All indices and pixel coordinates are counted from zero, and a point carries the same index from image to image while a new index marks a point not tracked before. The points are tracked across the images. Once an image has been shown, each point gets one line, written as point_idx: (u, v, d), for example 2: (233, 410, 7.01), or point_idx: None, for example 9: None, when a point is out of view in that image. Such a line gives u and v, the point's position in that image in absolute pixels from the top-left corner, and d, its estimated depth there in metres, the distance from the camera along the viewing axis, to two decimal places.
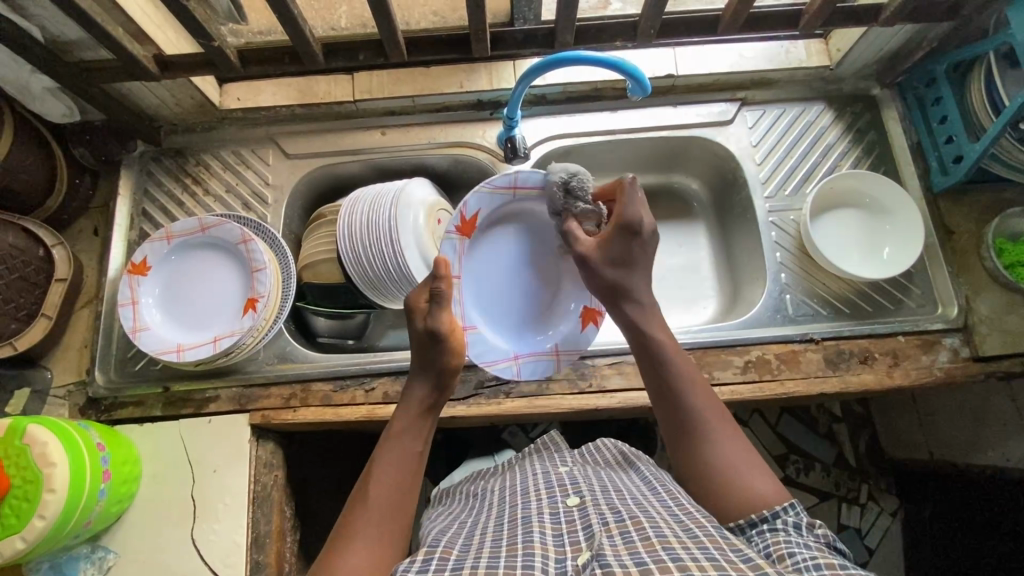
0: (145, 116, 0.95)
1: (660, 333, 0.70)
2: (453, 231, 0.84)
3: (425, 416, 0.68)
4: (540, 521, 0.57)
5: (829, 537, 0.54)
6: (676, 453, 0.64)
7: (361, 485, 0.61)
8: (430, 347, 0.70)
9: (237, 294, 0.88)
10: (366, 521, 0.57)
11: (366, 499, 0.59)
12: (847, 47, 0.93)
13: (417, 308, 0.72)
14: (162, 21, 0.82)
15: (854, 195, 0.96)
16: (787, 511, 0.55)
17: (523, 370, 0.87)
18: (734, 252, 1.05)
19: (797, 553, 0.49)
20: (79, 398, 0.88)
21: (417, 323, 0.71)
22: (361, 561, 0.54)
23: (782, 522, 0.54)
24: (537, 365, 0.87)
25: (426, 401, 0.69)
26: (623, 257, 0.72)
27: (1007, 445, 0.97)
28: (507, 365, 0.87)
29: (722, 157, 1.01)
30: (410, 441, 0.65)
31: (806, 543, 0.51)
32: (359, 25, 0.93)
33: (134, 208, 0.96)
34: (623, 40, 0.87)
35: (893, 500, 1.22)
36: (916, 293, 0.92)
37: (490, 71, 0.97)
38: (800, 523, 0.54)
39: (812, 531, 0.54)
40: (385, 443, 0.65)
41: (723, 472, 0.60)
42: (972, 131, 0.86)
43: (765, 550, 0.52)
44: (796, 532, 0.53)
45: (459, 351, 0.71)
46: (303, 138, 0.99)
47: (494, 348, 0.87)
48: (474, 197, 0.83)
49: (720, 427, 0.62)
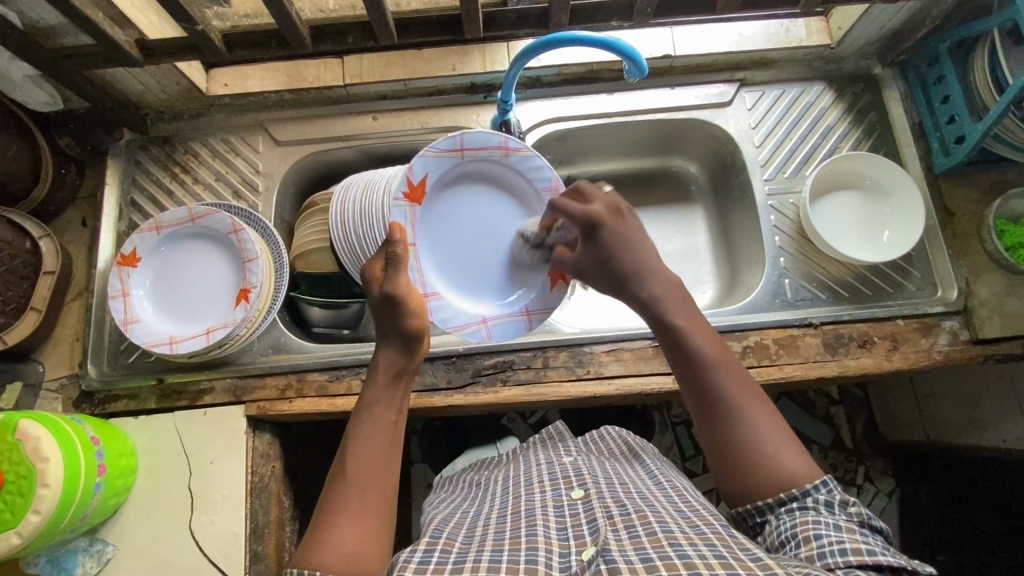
0: (130, 103, 0.93)
1: (687, 322, 0.64)
2: (400, 198, 0.79)
3: (395, 382, 0.63)
4: (544, 515, 0.56)
5: (863, 515, 0.53)
6: (704, 432, 0.60)
7: (339, 464, 0.57)
8: (387, 313, 0.65)
9: (230, 286, 0.87)
10: (351, 498, 0.54)
11: (347, 476, 0.56)
12: (847, 25, 0.91)
13: (371, 277, 0.67)
14: (144, 6, 0.80)
15: (855, 178, 0.94)
16: (820, 488, 0.54)
17: (494, 332, 0.84)
18: (733, 234, 1.04)
19: (824, 536, 0.50)
20: (72, 392, 0.87)
21: (372, 290, 0.66)
22: (348, 538, 0.52)
23: (812, 501, 0.54)
24: (508, 326, 0.85)
25: (394, 368, 0.64)
26: (600, 255, 0.69)
27: (1005, 426, 0.97)
28: (477, 329, 0.83)
29: (721, 139, 1.00)
30: (381, 410, 0.61)
31: (836, 524, 0.51)
32: (347, 6, 0.91)
33: (122, 199, 0.94)
34: (619, 20, 0.84)
35: (889, 481, 1.21)
36: (916, 276, 0.91)
37: (483, 53, 0.95)
38: (833, 501, 0.53)
39: (844, 509, 0.53)
40: (357, 416, 0.61)
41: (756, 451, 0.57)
42: (975, 111, 0.85)
43: (791, 530, 0.52)
44: (827, 511, 0.53)
45: (418, 314, 0.66)
46: (293, 124, 0.97)
47: (460, 316, 0.83)
48: (419, 160, 0.78)
49: (750, 400, 0.59)
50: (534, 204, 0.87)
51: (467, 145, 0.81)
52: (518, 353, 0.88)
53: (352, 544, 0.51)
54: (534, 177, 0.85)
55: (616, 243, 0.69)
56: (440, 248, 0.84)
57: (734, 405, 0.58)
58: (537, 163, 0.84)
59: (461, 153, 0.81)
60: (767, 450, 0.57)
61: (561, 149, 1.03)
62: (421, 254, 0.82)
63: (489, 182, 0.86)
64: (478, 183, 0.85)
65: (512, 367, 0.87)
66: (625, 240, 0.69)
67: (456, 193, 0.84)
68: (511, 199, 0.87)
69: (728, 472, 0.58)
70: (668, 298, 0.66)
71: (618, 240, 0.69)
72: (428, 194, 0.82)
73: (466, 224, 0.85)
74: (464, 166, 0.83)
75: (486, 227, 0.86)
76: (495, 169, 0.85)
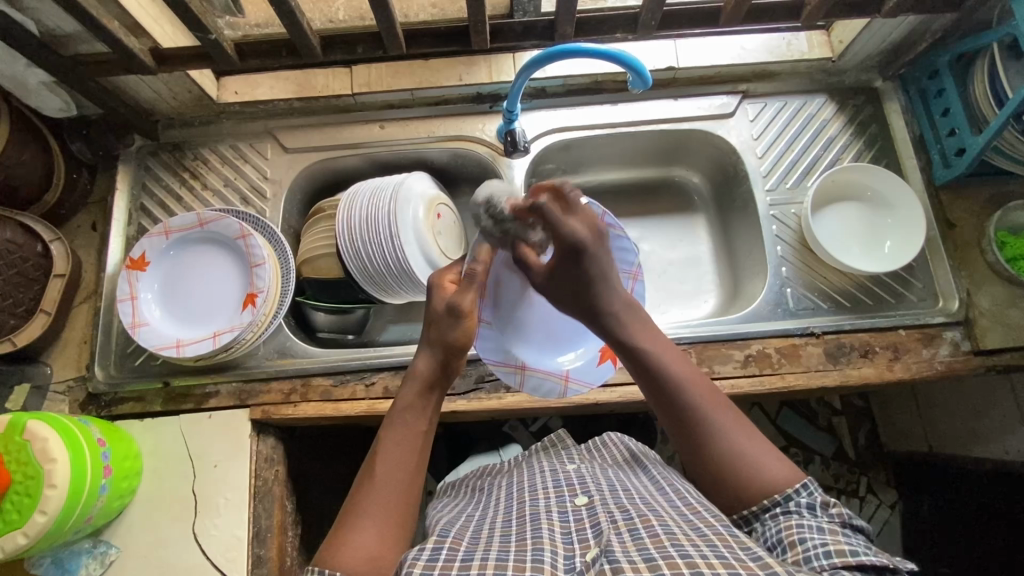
0: (142, 110, 0.94)
1: (650, 344, 0.65)
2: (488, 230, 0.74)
3: (428, 393, 0.63)
4: (549, 519, 0.57)
5: (843, 515, 0.54)
6: (687, 462, 0.60)
7: (367, 468, 0.58)
8: (441, 324, 0.67)
9: (237, 290, 0.88)
10: (374, 500, 0.55)
11: (372, 479, 0.56)
12: (849, 39, 0.93)
13: (440, 286, 0.70)
14: (159, 15, 0.81)
15: (855, 189, 0.95)
16: (800, 492, 0.55)
17: (527, 382, 0.82)
18: (735, 243, 1.05)
19: (809, 540, 0.50)
20: (79, 394, 0.88)
21: (435, 299, 0.69)
22: (371, 541, 0.52)
23: (793, 505, 0.54)
24: (543, 385, 0.82)
25: (429, 378, 0.64)
26: (573, 279, 0.66)
27: (1007, 438, 0.97)
28: (512, 373, 0.81)
29: (723, 150, 1.01)
30: (413, 419, 0.61)
31: (818, 526, 0.51)
32: (357, 17, 0.93)
33: (132, 203, 0.95)
34: (624, 32, 0.86)
35: (892, 492, 1.23)
36: (917, 287, 0.91)
37: (489, 64, 0.96)
38: (814, 503, 0.54)
39: (825, 510, 0.54)
40: (389, 422, 0.61)
41: (729, 462, 0.57)
42: (975, 124, 0.86)
43: (776, 536, 0.52)
44: (809, 514, 0.53)
45: (463, 326, 0.67)
46: (302, 131, 0.98)
47: (500, 351, 0.81)
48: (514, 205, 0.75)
49: (722, 418, 0.59)
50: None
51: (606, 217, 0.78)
52: None
53: (371, 548, 0.51)
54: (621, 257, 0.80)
55: (592, 269, 0.66)
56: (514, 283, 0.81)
57: (702, 423, 0.59)
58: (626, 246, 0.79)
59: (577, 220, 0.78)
60: (742, 466, 0.57)
61: (564, 159, 1.04)
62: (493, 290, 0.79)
63: None
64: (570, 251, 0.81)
65: None
66: (608, 265, 0.66)
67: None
68: None
69: (710, 491, 0.59)
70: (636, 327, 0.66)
71: (597, 267, 0.66)
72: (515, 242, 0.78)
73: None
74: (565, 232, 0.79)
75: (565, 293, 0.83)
76: None
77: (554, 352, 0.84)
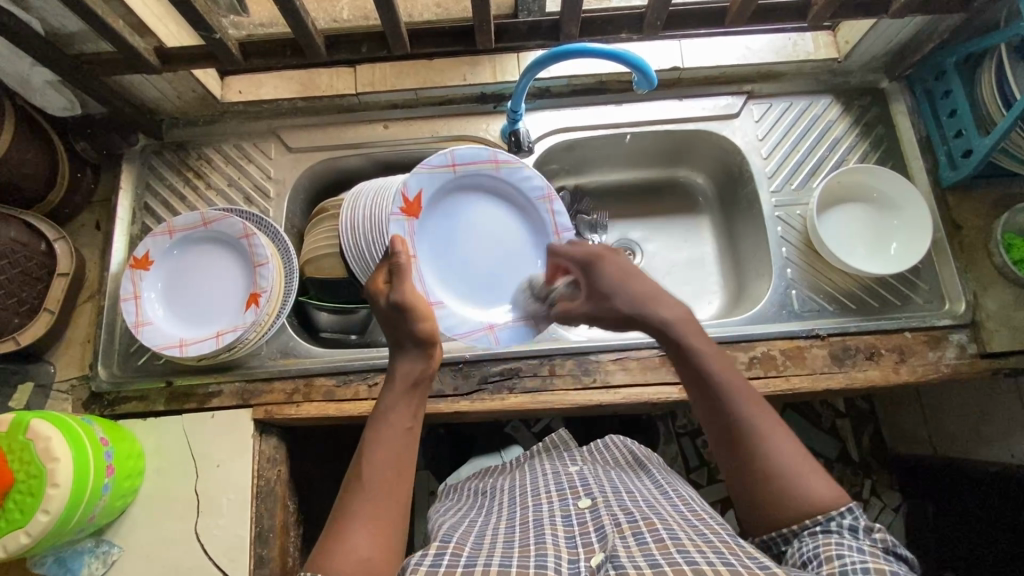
0: (146, 109, 0.94)
1: (704, 350, 0.64)
2: (397, 213, 0.83)
3: (412, 390, 0.63)
4: (553, 524, 0.56)
5: (887, 541, 0.53)
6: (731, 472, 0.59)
7: (354, 470, 0.57)
8: (399, 320, 0.67)
9: (240, 290, 0.88)
10: (365, 502, 0.55)
11: (361, 480, 0.56)
12: (855, 39, 0.92)
13: (376, 290, 0.71)
14: (163, 14, 0.81)
15: (861, 190, 0.95)
16: (844, 514, 0.54)
17: (500, 338, 0.88)
18: (740, 244, 1.04)
19: (846, 556, 0.50)
20: (82, 393, 0.88)
21: (378, 301, 0.69)
22: (363, 542, 0.52)
23: (835, 525, 0.53)
24: (512, 333, 0.88)
25: (411, 376, 0.64)
26: (597, 287, 0.74)
27: (1012, 441, 0.96)
28: (483, 335, 0.87)
29: (728, 151, 1.00)
30: (398, 418, 0.61)
31: (859, 547, 0.51)
32: (362, 17, 0.93)
33: (136, 202, 0.95)
34: (629, 32, 0.85)
35: (896, 495, 1.22)
36: (923, 289, 0.91)
37: (494, 64, 0.96)
38: (857, 526, 0.53)
39: (869, 534, 0.53)
40: (375, 420, 0.61)
41: (779, 477, 0.56)
42: (983, 125, 0.85)
43: (812, 552, 0.51)
44: (850, 535, 0.53)
45: (427, 317, 0.66)
46: (305, 131, 0.98)
47: (465, 320, 0.87)
48: (413, 178, 0.83)
49: (776, 432, 0.58)
50: (531, 213, 0.92)
51: (459, 161, 0.86)
52: (524, 361, 0.88)
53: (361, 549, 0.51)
54: (525, 186, 0.90)
55: (616, 271, 0.73)
56: (443, 248, 0.88)
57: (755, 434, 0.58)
58: (526, 173, 0.89)
59: (455, 169, 0.86)
60: (791, 481, 0.56)
61: (568, 160, 1.04)
62: (424, 269, 0.86)
63: (486, 193, 0.90)
64: (477, 198, 0.90)
65: (518, 375, 0.87)
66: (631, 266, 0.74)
67: (456, 205, 0.89)
68: (506, 209, 0.91)
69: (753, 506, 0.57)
70: (690, 334, 0.65)
71: (619, 270, 0.73)
72: (428, 209, 0.86)
73: (467, 232, 0.90)
74: (461, 181, 0.88)
75: (489, 240, 0.91)
76: (488, 183, 0.90)
77: (507, 298, 0.90)
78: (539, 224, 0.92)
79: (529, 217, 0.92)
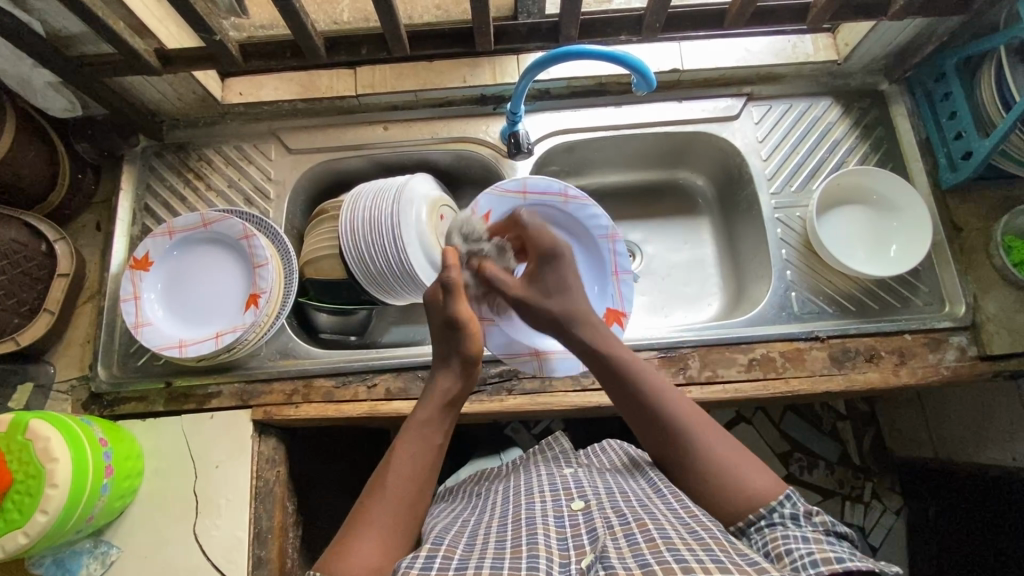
0: (147, 110, 0.95)
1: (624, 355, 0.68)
2: (467, 229, 0.85)
3: (447, 408, 0.65)
4: (545, 524, 0.56)
5: (827, 523, 0.54)
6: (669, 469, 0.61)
7: (378, 476, 0.58)
8: (449, 338, 0.68)
9: (240, 290, 0.88)
10: (383, 509, 0.55)
11: (384, 488, 0.57)
12: (854, 42, 0.92)
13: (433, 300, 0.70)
14: (164, 17, 0.81)
15: (860, 192, 0.95)
16: (784, 503, 0.54)
17: (549, 365, 0.86)
18: (739, 246, 1.04)
19: (795, 550, 0.49)
20: (82, 394, 0.88)
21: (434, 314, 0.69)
22: (373, 548, 0.52)
23: (778, 517, 0.54)
24: (564, 361, 0.86)
25: (450, 395, 0.66)
26: (542, 280, 0.76)
27: (1013, 444, 0.96)
28: (531, 360, 0.86)
29: (728, 153, 1.00)
30: (431, 432, 0.62)
31: (803, 536, 0.51)
32: (362, 18, 0.93)
33: (136, 203, 0.95)
34: (628, 34, 0.86)
35: (896, 498, 1.22)
36: (923, 291, 0.91)
37: (494, 66, 0.96)
38: (798, 514, 0.54)
39: (809, 519, 0.54)
40: (406, 431, 0.63)
41: (710, 466, 0.59)
42: (983, 127, 0.85)
43: (763, 549, 0.52)
44: (793, 525, 0.53)
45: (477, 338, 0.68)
46: (305, 133, 0.98)
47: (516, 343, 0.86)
48: (485, 197, 0.86)
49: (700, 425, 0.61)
50: (591, 247, 0.91)
51: (531, 190, 0.87)
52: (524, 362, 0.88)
53: (374, 555, 0.52)
54: (589, 223, 0.90)
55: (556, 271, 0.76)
56: None
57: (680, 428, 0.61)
58: (592, 211, 0.89)
59: (525, 195, 0.87)
60: (723, 468, 0.58)
61: (568, 161, 1.04)
62: None
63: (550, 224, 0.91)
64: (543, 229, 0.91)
65: (517, 377, 0.87)
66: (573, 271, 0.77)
67: None
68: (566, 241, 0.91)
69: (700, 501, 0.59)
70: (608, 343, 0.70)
71: (557, 274, 0.76)
72: None
73: None
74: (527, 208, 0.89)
75: None
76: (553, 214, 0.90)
77: None
78: (600, 263, 0.91)
79: (589, 252, 0.92)
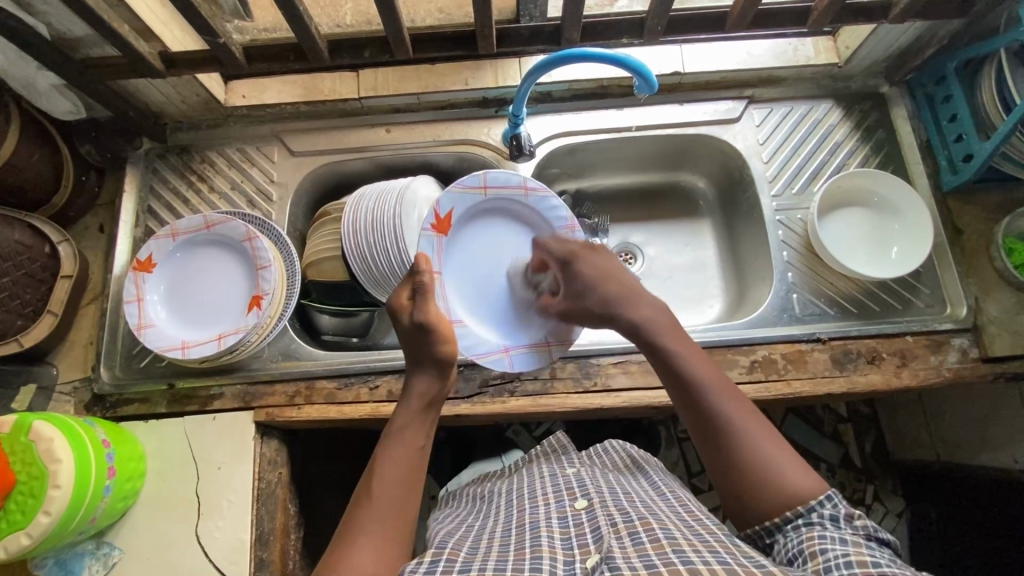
0: (150, 113, 0.95)
1: (674, 343, 0.66)
2: (429, 229, 0.82)
3: (427, 410, 0.64)
4: (548, 526, 0.56)
5: (868, 527, 0.53)
6: (709, 459, 0.60)
7: (364, 487, 0.58)
8: (419, 340, 0.67)
9: (242, 292, 0.88)
10: (372, 518, 0.55)
11: (371, 499, 0.56)
12: (854, 45, 0.93)
13: (399, 307, 0.70)
14: (167, 19, 0.82)
15: (861, 195, 0.95)
16: (825, 503, 0.54)
17: (515, 362, 0.84)
18: (740, 248, 1.04)
19: (830, 550, 0.49)
20: (85, 395, 0.88)
21: (401, 319, 0.69)
22: (366, 559, 0.52)
23: (817, 516, 0.54)
24: (528, 357, 0.85)
25: (428, 396, 0.65)
26: (573, 284, 0.77)
27: (1015, 446, 0.96)
28: (498, 357, 0.84)
29: (729, 155, 1.01)
30: (412, 437, 0.62)
31: (841, 538, 0.51)
32: (364, 22, 0.94)
33: (140, 205, 0.96)
34: (630, 37, 0.86)
35: (899, 501, 1.21)
36: (925, 293, 0.91)
37: (495, 69, 0.97)
38: (838, 515, 0.53)
39: (850, 522, 0.53)
40: (388, 438, 0.62)
41: (754, 462, 0.57)
42: (983, 130, 0.85)
43: (798, 547, 0.52)
44: (833, 525, 0.53)
45: (448, 339, 0.67)
46: (307, 135, 0.99)
47: (483, 342, 0.84)
48: (445, 196, 0.82)
49: (746, 418, 0.60)
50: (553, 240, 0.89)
51: (491, 184, 0.85)
52: None
53: (369, 566, 0.51)
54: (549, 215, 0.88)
55: (593, 269, 0.76)
56: (467, 268, 0.87)
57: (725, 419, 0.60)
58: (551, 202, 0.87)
59: (485, 190, 0.85)
60: (765, 464, 0.57)
61: (570, 163, 1.04)
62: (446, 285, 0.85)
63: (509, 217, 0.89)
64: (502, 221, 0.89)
65: (519, 379, 0.87)
66: (610, 264, 0.77)
67: (483, 224, 0.88)
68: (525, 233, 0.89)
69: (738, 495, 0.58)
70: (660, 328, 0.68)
71: (595, 268, 0.76)
72: (455, 227, 0.85)
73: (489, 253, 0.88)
74: (488, 202, 0.86)
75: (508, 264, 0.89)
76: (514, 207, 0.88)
77: (522, 324, 0.88)
78: None
79: None
